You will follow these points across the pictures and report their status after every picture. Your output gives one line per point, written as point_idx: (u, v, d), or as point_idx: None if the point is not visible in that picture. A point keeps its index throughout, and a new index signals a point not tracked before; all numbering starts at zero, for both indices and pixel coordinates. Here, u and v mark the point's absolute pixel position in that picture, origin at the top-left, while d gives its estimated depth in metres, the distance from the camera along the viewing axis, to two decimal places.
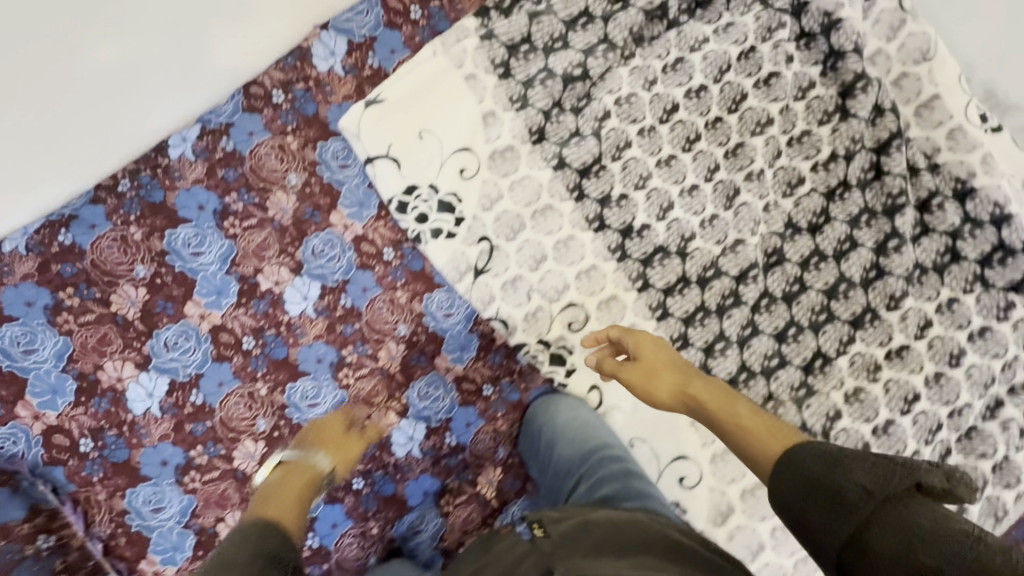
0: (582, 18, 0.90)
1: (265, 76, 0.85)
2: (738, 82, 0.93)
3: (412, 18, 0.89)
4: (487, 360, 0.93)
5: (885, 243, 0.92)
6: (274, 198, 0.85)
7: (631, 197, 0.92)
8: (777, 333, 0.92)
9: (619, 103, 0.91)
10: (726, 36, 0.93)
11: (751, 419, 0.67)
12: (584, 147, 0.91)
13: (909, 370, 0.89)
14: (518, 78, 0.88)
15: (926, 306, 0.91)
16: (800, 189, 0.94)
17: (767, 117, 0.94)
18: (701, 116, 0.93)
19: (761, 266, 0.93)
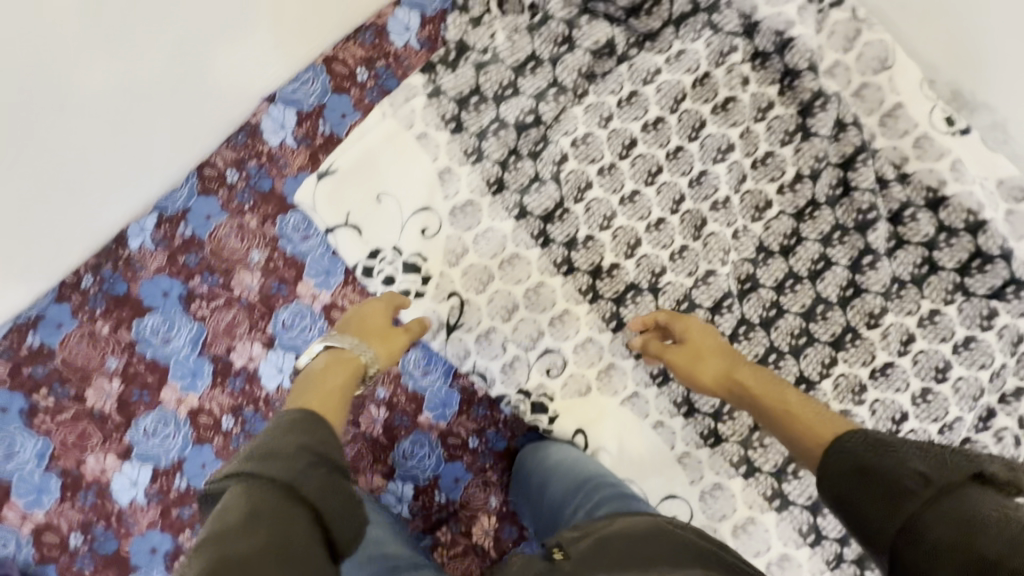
0: (531, 63, 0.89)
1: (218, 156, 0.87)
2: (695, 109, 0.92)
3: (359, 80, 0.88)
4: (470, 413, 0.93)
5: (859, 259, 0.92)
6: (238, 276, 0.85)
7: (597, 237, 0.91)
8: (758, 361, 0.91)
9: (576, 145, 0.90)
10: (679, 64, 0.91)
11: (799, 405, 0.70)
12: (546, 191, 0.90)
13: (895, 389, 0.88)
14: (472, 130, 0.88)
15: (907, 320, 0.90)
16: (768, 213, 0.93)
17: (728, 141, 0.92)
18: (661, 148, 0.92)
19: (734, 294, 0.93)
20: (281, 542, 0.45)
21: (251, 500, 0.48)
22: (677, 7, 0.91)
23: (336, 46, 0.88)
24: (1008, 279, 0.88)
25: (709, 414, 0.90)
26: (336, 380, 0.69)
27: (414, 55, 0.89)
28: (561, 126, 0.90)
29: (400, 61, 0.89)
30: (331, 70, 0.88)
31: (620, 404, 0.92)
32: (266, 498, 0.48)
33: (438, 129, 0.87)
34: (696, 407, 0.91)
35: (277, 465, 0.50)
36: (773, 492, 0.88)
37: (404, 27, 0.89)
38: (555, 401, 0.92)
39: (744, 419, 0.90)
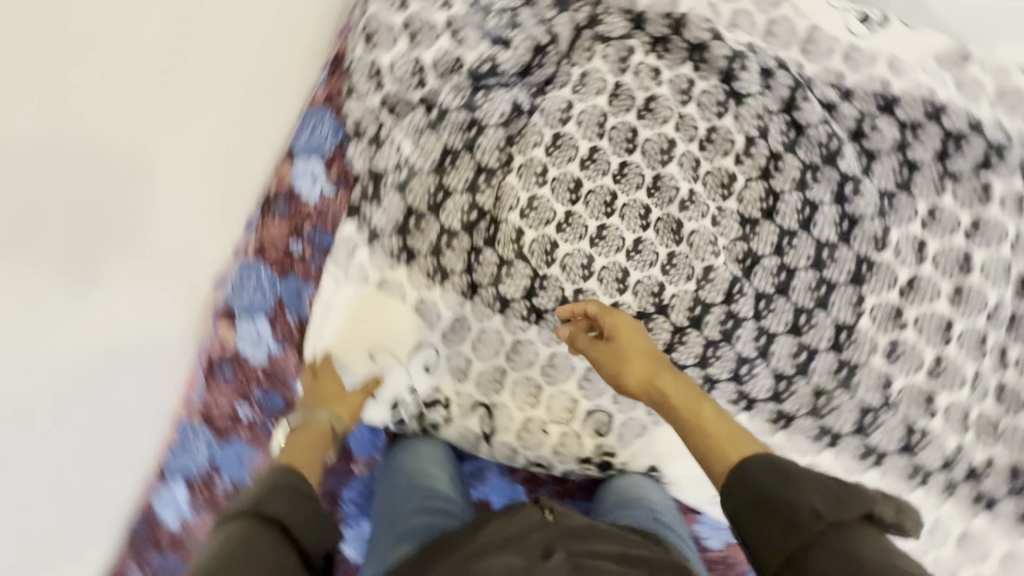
0: (447, 157, 0.87)
1: (217, 400, 0.85)
2: (623, 123, 0.94)
3: (296, 255, 0.83)
4: (540, 495, 0.96)
5: (841, 190, 0.90)
6: None
7: (586, 287, 0.95)
8: (791, 328, 0.89)
9: (528, 213, 0.94)
10: (588, 93, 0.92)
11: (717, 415, 0.67)
12: (520, 272, 0.94)
13: (929, 300, 0.86)
14: (423, 250, 0.87)
15: (911, 228, 0.88)
16: (736, 185, 0.94)
17: (668, 139, 0.94)
18: (605, 174, 0.95)
19: (741, 277, 0.91)
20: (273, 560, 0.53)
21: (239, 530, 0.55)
22: (564, 40, 0.85)
23: (256, 229, 0.81)
24: (988, 147, 0.85)
25: (770, 399, 0.87)
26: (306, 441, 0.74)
27: (335, 201, 0.83)
28: (506, 204, 0.94)
29: (326, 215, 0.83)
30: (266, 257, 0.82)
31: None
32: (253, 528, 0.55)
33: (394, 265, 0.85)
34: (753, 398, 0.88)
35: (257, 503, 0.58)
36: (864, 449, 0.84)
37: (309, 178, 0.82)
38: (619, 451, 0.91)
39: (805, 390, 0.86)
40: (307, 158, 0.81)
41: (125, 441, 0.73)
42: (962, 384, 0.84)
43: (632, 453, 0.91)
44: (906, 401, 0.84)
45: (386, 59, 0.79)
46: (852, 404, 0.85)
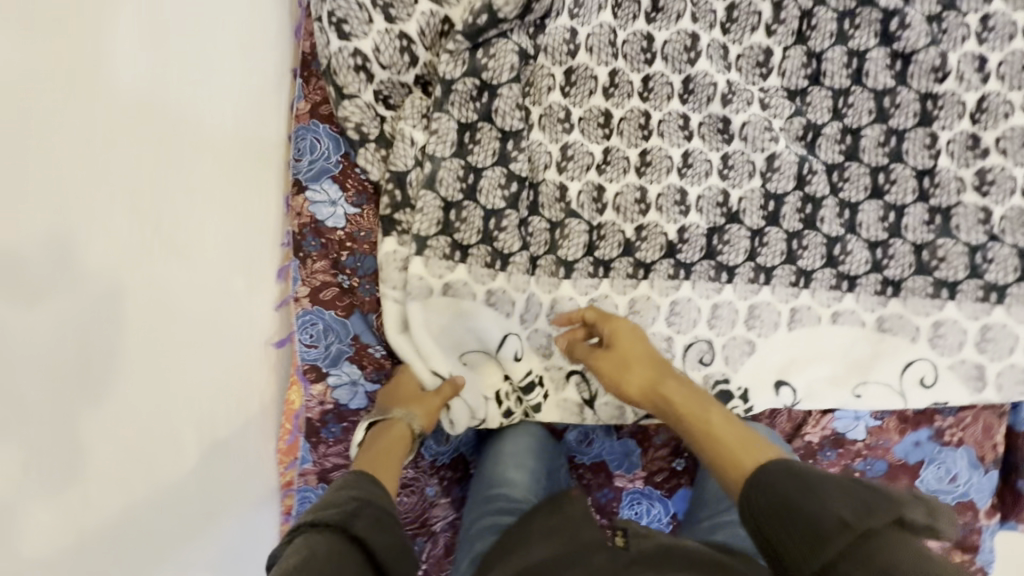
0: (466, 134, 0.78)
1: (327, 459, 0.84)
2: (634, 33, 0.81)
3: (347, 287, 0.81)
4: (654, 443, 0.92)
5: (885, 28, 0.82)
6: (433, 517, 0.87)
7: (646, 222, 0.83)
8: (872, 191, 0.83)
9: (564, 165, 0.82)
10: (588, 13, 0.80)
11: (728, 424, 0.65)
12: (579, 233, 0.82)
13: (1004, 117, 0.81)
14: (475, 240, 0.80)
15: (967, 47, 0.81)
16: (774, 59, 0.83)
17: (689, 35, 0.81)
18: (632, 95, 0.82)
19: (807, 155, 0.84)
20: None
21: (326, 546, 0.50)
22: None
23: (301, 278, 0.80)
24: None
25: (870, 269, 0.83)
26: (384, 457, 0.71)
27: (363, 219, 0.81)
28: (538, 164, 0.81)
29: (361, 237, 0.81)
30: (323, 299, 0.81)
31: (789, 331, 0.84)
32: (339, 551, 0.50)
33: (455, 263, 0.80)
34: (854, 276, 0.83)
35: (347, 521, 0.53)
36: (985, 289, 0.80)
37: (329, 204, 0.80)
38: (732, 377, 0.84)
39: (904, 248, 0.82)
40: (319, 184, 0.79)
41: (237, 448, 0.76)
42: None
43: (748, 374, 0.84)
44: (1010, 227, 0.80)
45: (367, 47, 0.76)
46: (959, 249, 0.81)
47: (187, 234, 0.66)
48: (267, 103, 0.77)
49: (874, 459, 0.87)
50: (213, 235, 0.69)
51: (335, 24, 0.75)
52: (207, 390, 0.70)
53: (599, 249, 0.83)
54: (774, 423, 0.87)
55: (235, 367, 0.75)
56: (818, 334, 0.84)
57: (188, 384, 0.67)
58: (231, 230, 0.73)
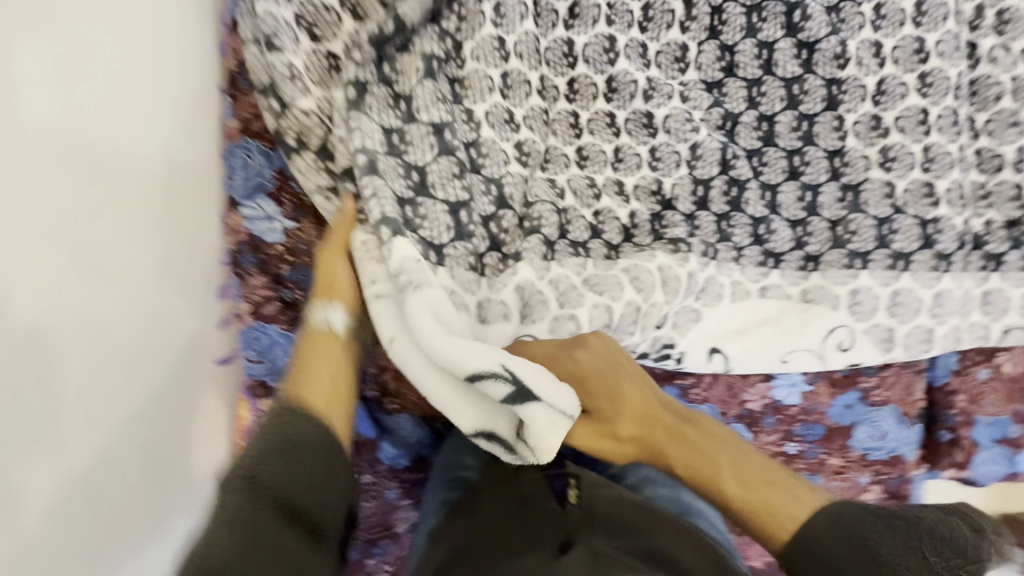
0: (394, 136, 0.78)
1: None
2: (555, 39, 0.84)
3: (292, 301, 0.84)
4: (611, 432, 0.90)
5: (790, 20, 0.87)
6: (397, 516, 0.89)
7: (601, 205, 0.86)
8: (790, 173, 0.89)
9: (525, 160, 0.84)
10: (511, 23, 0.81)
11: (742, 480, 0.67)
12: (548, 213, 0.83)
13: (901, 97, 0.88)
14: (448, 239, 0.79)
15: (865, 33, 0.87)
16: (690, 54, 0.88)
17: (607, 37, 0.85)
18: (558, 98, 0.86)
19: (728, 142, 0.88)
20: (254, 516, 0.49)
21: (284, 449, 0.54)
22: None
23: (242, 295, 0.82)
24: None
25: (793, 246, 0.88)
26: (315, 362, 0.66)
27: (302, 232, 0.83)
28: (499, 160, 0.82)
29: (301, 249, 0.83)
30: (265, 315, 0.83)
31: (731, 302, 0.88)
32: (288, 449, 0.54)
33: (422, 259, 0.74)
34: (779, 253, 0.88)
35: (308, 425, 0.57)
36: (892, 257, 0.87)
37: (265, 220, 0.82)
38: (678, 343, 0.87)
39: (820, 224, 0.88)
40: (253, 201, 0.81)
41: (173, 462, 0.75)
42: (950, 165, 0.87)
43: (691, 339, 0.87)
44: (912, 199, 0.87)
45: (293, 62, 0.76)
46: (868, 222, 0.87)
47: (117, 241, 0.65)
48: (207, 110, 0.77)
49: (811, 423, 0.93)
50: (146, 243, 0.68)
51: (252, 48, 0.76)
52: (142, 399, 0.69)
53: (573, 235, 0.84)
54: (708, 395, 0.91)
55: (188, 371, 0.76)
56: (750, 307, 0.88)
57: (118, 396, 0.65)
58: (167, 239, 0.72)
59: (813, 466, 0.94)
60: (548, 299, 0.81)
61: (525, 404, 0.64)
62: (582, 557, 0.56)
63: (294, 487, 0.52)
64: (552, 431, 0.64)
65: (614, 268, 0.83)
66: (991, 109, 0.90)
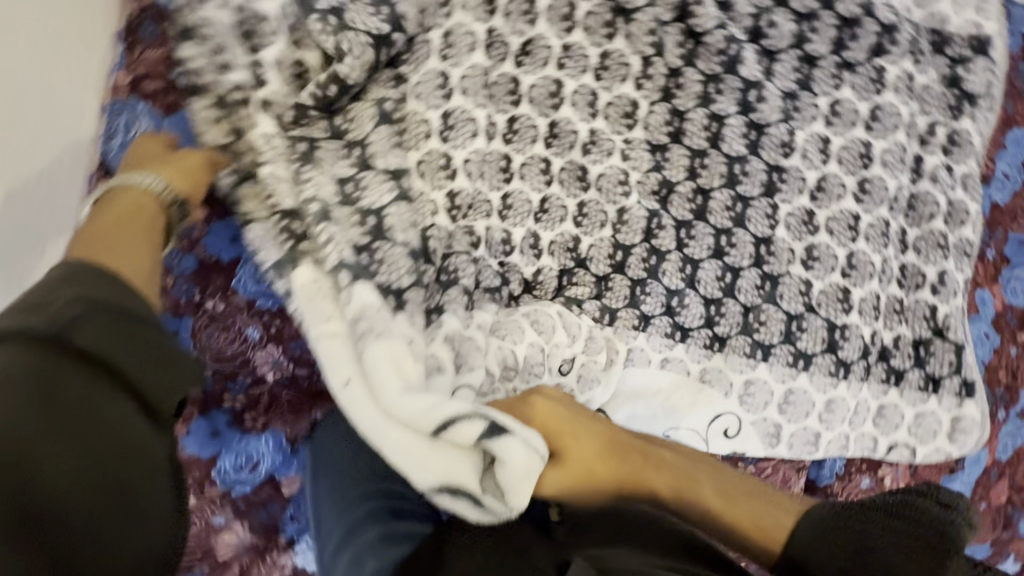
0: (348, 185, 0.73)
1: None
2: (502, 74, 0.80)
3: None
4: None
5: (745, 99, 0.85)
6: (220, 540, 0.82)
7: (508, 261, 0.83)
8: (714, 252, 0.88)
9: (455, 214, 0.80)
10: (459, 54, 0.78)
11: (722, 496, 0.68)
12: (466, 265, 0.80)
13: (837, 199, 0.87)
14: (407, 283, 0.75)
15: (816, 127, 0.86)
16: (639, 112, 0.85)
17: (554, 81, 0.82)
18: (495, 138, 0.81)
19: (659, 210, 0.87)
20: (60, 401, 0.45)
21: (100, 319, 0.51)
22: (409, 23, 0.76)
23: None
24: (880, 31, 0.86)
25: (702, 324, 0.87)
26: (118, 220, 0.65)
27: None
28: (426, 211, 0.78)
29: (184, 233, 0.77)
30: None
31: (625, 367, 0.87)
32: (108, 322, 0.51)
33: (382, 306, 0.73)
34: (687, 328, 0.88)
35: (114, 284, 0.55)
36: (794, 355, 0.86)
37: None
38: (576, 395, 0.84)
39: (734, 308, 0.87)
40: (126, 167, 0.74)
41: None
42: (869, 275, 0.87)
43: (588, 396, 0.85)
44: (826, 302, 0.87)
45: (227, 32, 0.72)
46: (779, 316, 0.86)
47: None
48: (94, 27, 0.74)
49: None
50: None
51: (184, 13, 0.72)
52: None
53: (484, 285, 0.81)
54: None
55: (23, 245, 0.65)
56: (645, 374, 0.87)
57: None
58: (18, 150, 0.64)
59: None
60: (480, 344, 0.79)
61: (499, 438, 0.63)
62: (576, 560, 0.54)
63: (115, 354, 0.50)
64: (526, 471, 0.62)
65: (516, 313, 0.82)
66: (923, 227, 0.90)
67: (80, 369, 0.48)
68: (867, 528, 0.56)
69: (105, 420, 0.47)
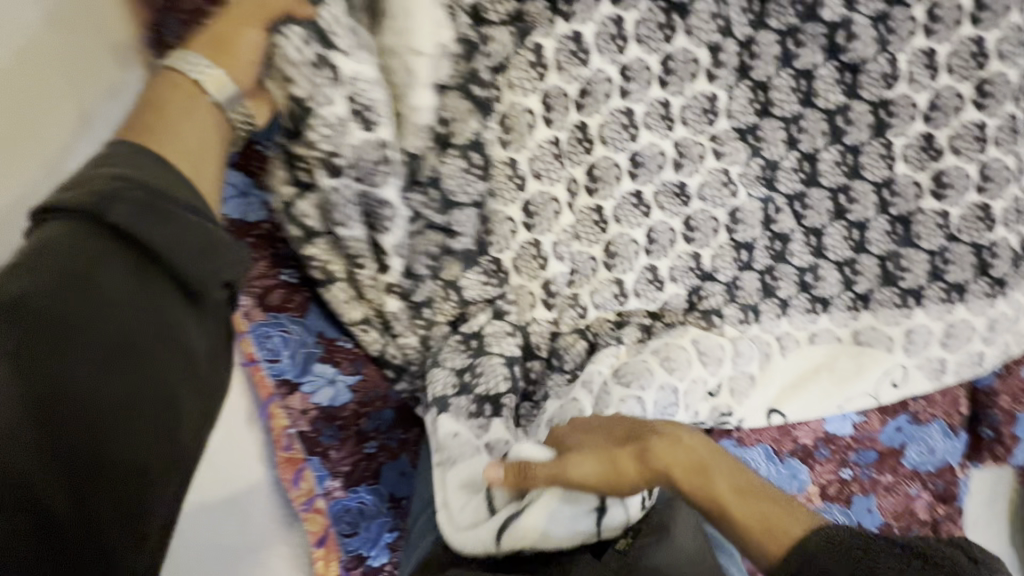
0: (460, 325, 0.75)
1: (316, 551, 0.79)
2: (570, 127, 0.74)
3: (371, 452, 0.77)
4: (816, 459, 0.91)
5: (833, 42, 0.75)
6: None
7: (627, 310, 0.81)
8: (836, 213, 0.82)
9: (552, 300, 0.78)
10: (520, 137, 0.72)
11: (742, 496, 0.53)
12: (574, 342, 0.79)
13: (955, 113, 0.79)
14: (503, 387, 0.73)
15: (917, 42, 0.76)
16: (720, 103, 0.77)
17: (623, 112, 0.75)
18: (579, 194, 0.77)
19: (769, 194, 0.81)
20: (84, 273, 0.39)
21: (138, 196, 0.42)
22: (462, 127, 0.69)
23: (326, 471, 0.75)
24: None
25: (843, 289, 0.84)
26: (162, 110, 0.51)
27: (365, 380, 0.75)
28: (524, 304, 0.77)
29: (371, 398, 0.75)
30: (354, 479, 0.76)
31: (784, 357, 0.85)
32: (143, 198, 0.42)
33: (457, 431, 0.70)
34: (828, 297, 0.85)
35: (146, 160, 0.45)
36: (947, 289, 0.83)
37: (328, 385, 0.73)
38: (736, 409, 0.83)
39: (870, 263, 0.83)
40: (309, 373, 0.73)
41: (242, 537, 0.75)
42: (1007, 180, 0.81)
43: (749, 406, 0.84)
44: (967, 224, 0.82)
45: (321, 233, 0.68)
46: (921, 256, 0.82)
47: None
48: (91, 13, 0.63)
49: (864, 450, 0.92)
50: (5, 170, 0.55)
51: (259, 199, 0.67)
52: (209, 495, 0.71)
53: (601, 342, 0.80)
54: (761, 437, 0.88)
55: (229, 563, 0.75)
56: (802, 353, 0.86)
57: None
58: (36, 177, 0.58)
59: (867, 487, 0.93)
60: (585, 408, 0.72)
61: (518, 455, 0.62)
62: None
63: (165, 237, 0.42)
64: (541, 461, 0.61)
65: (643, 351, 0.79)
66: None
67: (121, 255, 0.41)
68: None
69: (151, 308, 0.41)
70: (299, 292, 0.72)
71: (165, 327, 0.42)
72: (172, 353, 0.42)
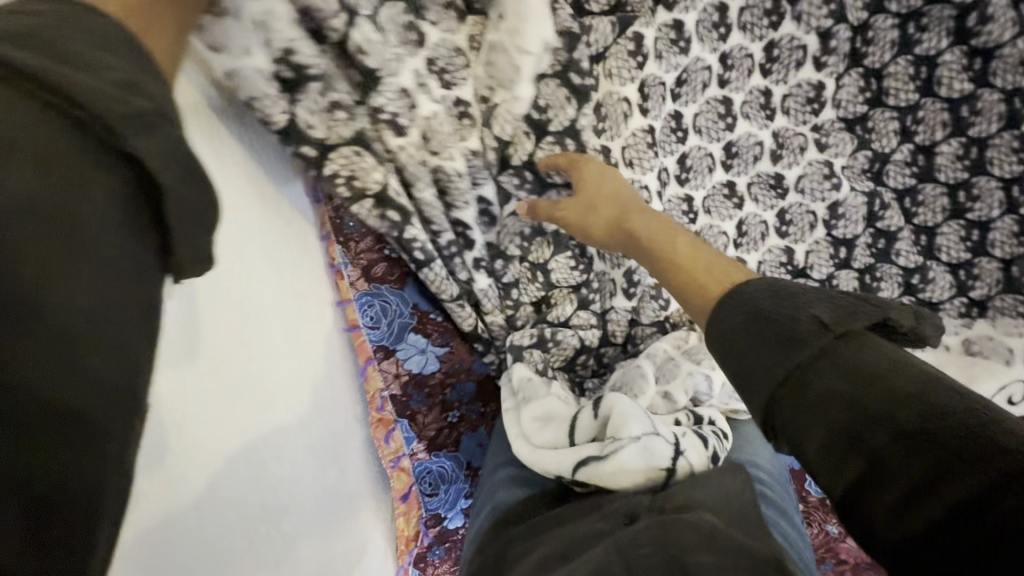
0: (543, 303, 0.80)
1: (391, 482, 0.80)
2: (665, 116, 0.74)
3: (451, 421, 0.83)
4: None
5: (962, 25, 0.68)
6: None
7: None
8: (952, 211, 0.75)
9: (632, 290, 0.81)
10: (615, 125, 0.73)
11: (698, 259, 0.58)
12: (652, 335, 0.82)
13: None
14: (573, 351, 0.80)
15: None
16: (826, 93, 0.75)
17: (720, 101, 0.75)
18: (669, 183, 0.77)
19: (875, 189, 0.78)
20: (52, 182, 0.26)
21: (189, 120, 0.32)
22: (554, 114, 0.69)
23: (413, 433, 0.81)
24: None
25: (955, 293, 0.78)
26: None
27: (452, 352, 0.81)
28: (605, 292, 0.82)
29: (456, 370, 0.82)
30: (438, 443, 0.83)
31: None
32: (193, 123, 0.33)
33: (533, 376, 0.75)
34: (938, 302, 0.79)
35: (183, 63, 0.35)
36: None
37: (419, 354, 0.79)
38: None
39: (991, 267, 0.76)
40: (404, 340, 0.78)
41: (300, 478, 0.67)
42: None
43: None
44: None
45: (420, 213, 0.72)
46: None
47: None
48: None
49: None
50: None
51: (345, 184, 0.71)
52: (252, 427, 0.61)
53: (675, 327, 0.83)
54: None
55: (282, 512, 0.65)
56: None
57: None
58: None
59: None
60: (648, 373, 0.76)
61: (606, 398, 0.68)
62: (651, 523, 0.50)
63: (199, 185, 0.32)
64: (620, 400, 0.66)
65: None
66: None
67: (103, 176, 0.28)
68: (863, 359, 0.39)
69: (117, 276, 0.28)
70: (399, 266, 0.77)
71: (135, 290, 0.29)
72: (129, 323, 0.29)
